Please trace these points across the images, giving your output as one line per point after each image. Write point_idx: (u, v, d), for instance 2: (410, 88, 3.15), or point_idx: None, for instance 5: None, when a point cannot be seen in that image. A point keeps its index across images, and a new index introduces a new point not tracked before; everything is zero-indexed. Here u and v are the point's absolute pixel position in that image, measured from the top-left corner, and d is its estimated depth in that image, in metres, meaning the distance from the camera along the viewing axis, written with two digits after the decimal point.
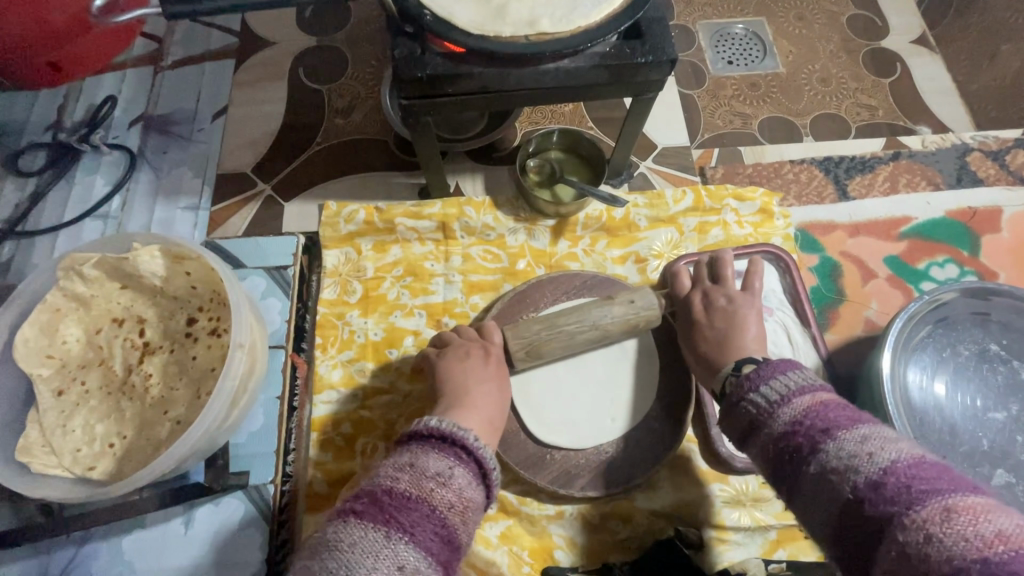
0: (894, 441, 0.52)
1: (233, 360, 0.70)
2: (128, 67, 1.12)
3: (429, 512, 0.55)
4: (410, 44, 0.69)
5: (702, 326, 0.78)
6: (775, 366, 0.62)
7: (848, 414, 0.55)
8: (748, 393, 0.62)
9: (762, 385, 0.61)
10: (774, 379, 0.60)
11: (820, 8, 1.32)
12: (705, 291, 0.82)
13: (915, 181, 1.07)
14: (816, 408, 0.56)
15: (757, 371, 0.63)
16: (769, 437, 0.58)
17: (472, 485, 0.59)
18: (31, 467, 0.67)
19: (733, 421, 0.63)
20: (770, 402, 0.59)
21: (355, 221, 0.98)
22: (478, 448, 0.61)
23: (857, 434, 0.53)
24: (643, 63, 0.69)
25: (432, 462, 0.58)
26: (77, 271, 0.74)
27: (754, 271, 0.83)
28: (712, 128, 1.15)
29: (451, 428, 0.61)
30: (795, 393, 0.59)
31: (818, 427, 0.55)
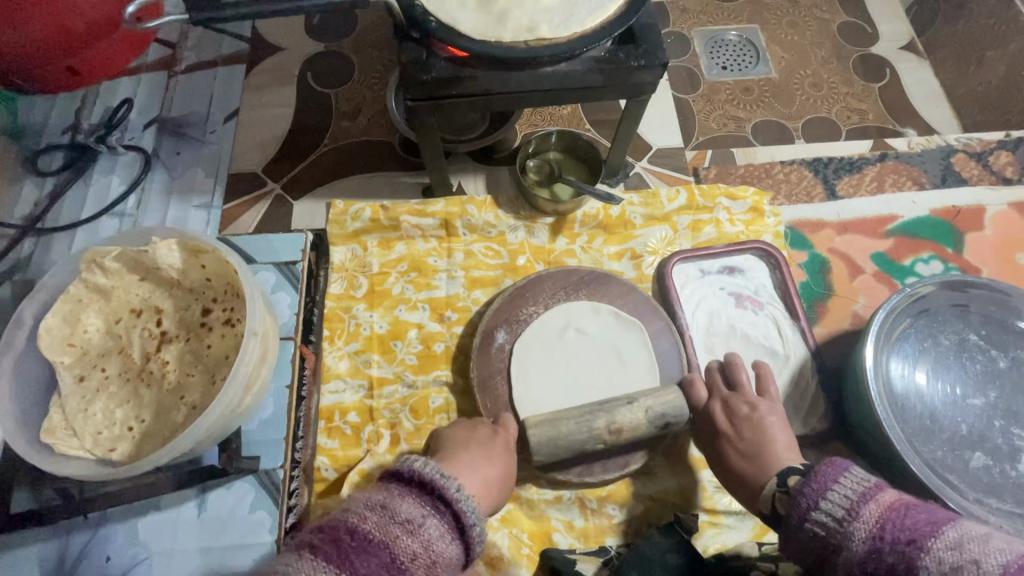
0: (986, 540, 0.51)
1: (246, 347, 0.74)
2: (143, 71, 1.17)
3: (389, 560, 0.54)
4: (416, 48, 0.73)
5: (730, 440, 0.77)
6: (823, 477, 0.61)
7: (927, 517, 0.54)
8: (808, 513, 0.60)
9: (821, 500, 0.60)
10: (832, 491, 0.60)
11: (811, 16, 1.37)
12: (725, 400, 0.81)
13: (901, 181, 1.11)
14: (888, 516, 0.55)
15: (807, 486, 0.62)
16: (855, 563, 0.56)
17: (443, 538, 0.57)
18: (55, 448, 0.70)
19: (801, 549, 0.61)
20: (839, 519, 0.58)
21: (361, 218, 1.02)
22: (458, 501, 0.59)
23: (948, 540, 0.52)
24: (636, 66, 0.73)
25: (405, 507, 0.57)
26: (98, 263, 0.78)
27: (761, 376, 0.84)
28: (706, 130, 1.19)
29: (433, 475, 0.60)
30: (860, 501, 0.58)
31: (902, 540, 0.53)
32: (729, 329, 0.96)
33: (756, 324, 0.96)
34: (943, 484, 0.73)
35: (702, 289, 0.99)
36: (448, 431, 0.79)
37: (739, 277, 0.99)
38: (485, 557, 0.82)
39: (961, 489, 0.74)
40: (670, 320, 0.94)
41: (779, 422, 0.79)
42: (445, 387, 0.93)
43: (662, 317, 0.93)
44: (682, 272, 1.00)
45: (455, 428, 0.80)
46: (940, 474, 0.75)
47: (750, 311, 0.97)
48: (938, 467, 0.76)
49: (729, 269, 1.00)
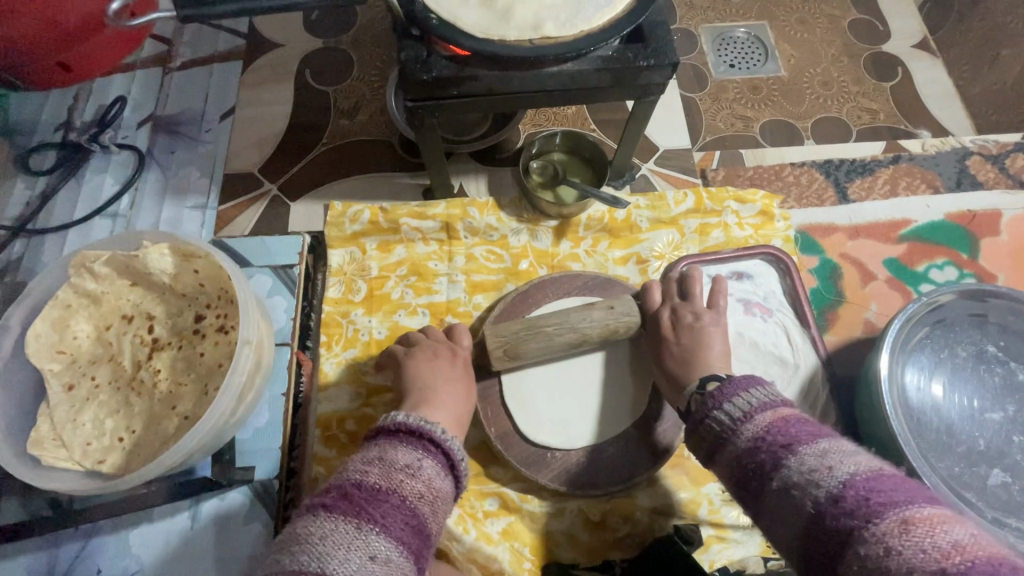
0: (851, 456, 0.54)
1: (240, 356, 0.71)
2: (137, 68, 1.14)
3: (399, 501, 0.56)
4: (416, 46, 0.70)
5: (670, 344, 0.79)
6: (737, 384, 0.65)
7: (808, 430, 0.58)
8: (712, 410, 0.65)
9: (725, 402, 0.64)
10: (736, 398, 0.64)
11: (822, 13, 1.33)
12: (673, 309, 0.82)
13: (914, 184, 1.08)
14: (778, 424, 0.59)
15: (720, 390, 0.66)
16: (734, 456, 0.61)
17: (439, 475, 0.61)
18: (42, 460, 0.68)
19: (699, 437, 0.66)
20: (734, 419, 0.62)
21: (360, 220, 0.99)
22: (445, 440, 0.63)
23: (817, 449, 0.56)
24: (645, 66, 0.70)
25: (401, 454, 0.60)
26: (87, 268, 0.75)
27: (719, 289, 0.84)
28: (714, 130, 1.16)
29: (419, 422, 0.64)
30: (758, 409, 0.62)
31: (780, 443, 0.58)
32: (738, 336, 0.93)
33: (766, 332, 0.93)
34: (959, 501, 0.71)
35: None
36: (410, 362, 0.80)
37: (748, 283, 0.97)
38: (485, 572, 0.79)
39: (979, 507, 0.72)
40: None
41: (720, 332, 0.80)
42: None
43: None
44: None
45: (414, 356, 0.81)
46: (957, 490, 0.73)
47: (760, 318, 0.94)
48: (955, 484, 0.73)
49: (738, 274, 0.97)
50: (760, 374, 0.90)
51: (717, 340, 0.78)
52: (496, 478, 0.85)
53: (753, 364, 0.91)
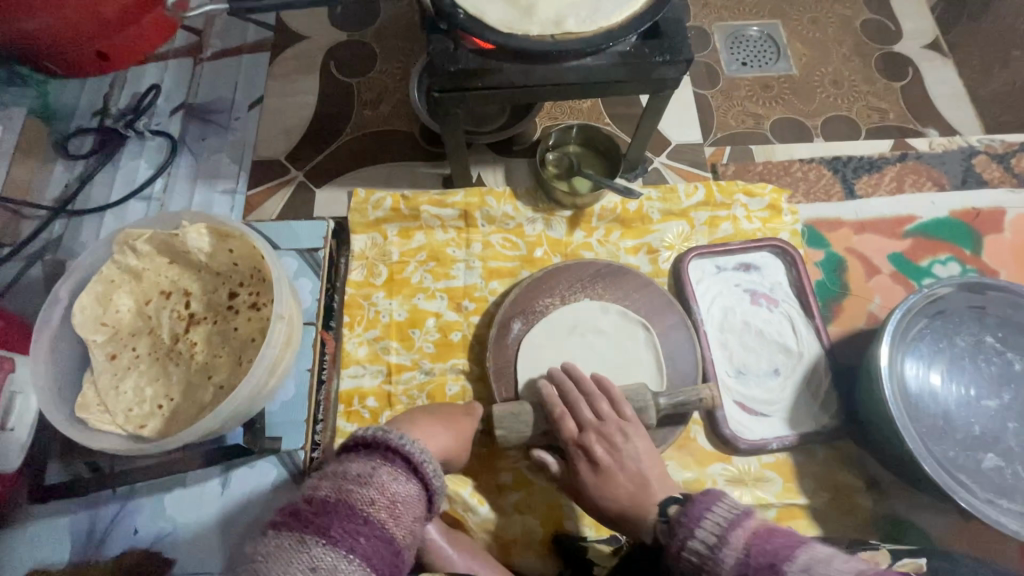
0: (830, 561, 0.51)
1: (274, 331, 0.76)
2: (169, 57, 1.18)
3: (348, 509, 0.55)
4: (443, 40, 0.74)
5: (611, 478, 0.76)
6: (696, 510, 0.62)
7: (785, 540, 0.54)
8: (685, 542, 0.61)
9: (696, 530, 0.61)
10: (701, 525, 0.60)
11: (834, 13, 1.35)
12: (598, 432, 0.79)
13: (921, 182, 1.10)
14: (754, 544, 0.56)
15: (685, 514, 0.63)
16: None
17: (398, 480, 0.60)
18: (89, 423, 0.73)
19: (682, 573, 0.61)
20: (710, 546, 0.58)
21: (382, 207, 1.03)
22: (403, 445, 0.62)
23: (800, 563, 0.51)
24: (661, 62, 0.74)
25: (355, 465, 0.60)
26: (131, 246, 0.80)
27: (620, 398, 0.81)
28: (724, 127, 1.19)
29: (375, 433, 0.63)
30: (729, 527, 0.58)
31: (763, 564, 0.53)
32: (743, 325, 0.97)
33: (770, 321, 0.97)
34: (953, 482, 0.75)
35: (718, 285, 1.00)
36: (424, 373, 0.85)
37: (755, 274, 1.00)
38: (499, 540, 0.85)
39: (972, 489, 0.75)
40: (685, 314, 0.95)
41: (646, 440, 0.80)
42: (462, 374, 0.95)
43: (677, 311, 0.94)
44: (698, 267, 1.00)
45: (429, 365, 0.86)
46: (952, 472, 0.76)
47: (765, 308, 0.98)
48: (950, 467, 0.77)
49: (745, 265, 1.01)
50: (764, 362, 0.94)
51: (647, 463, 0.77)
52: (509, 455, 0.89)
53: (756, 352, 0.95)
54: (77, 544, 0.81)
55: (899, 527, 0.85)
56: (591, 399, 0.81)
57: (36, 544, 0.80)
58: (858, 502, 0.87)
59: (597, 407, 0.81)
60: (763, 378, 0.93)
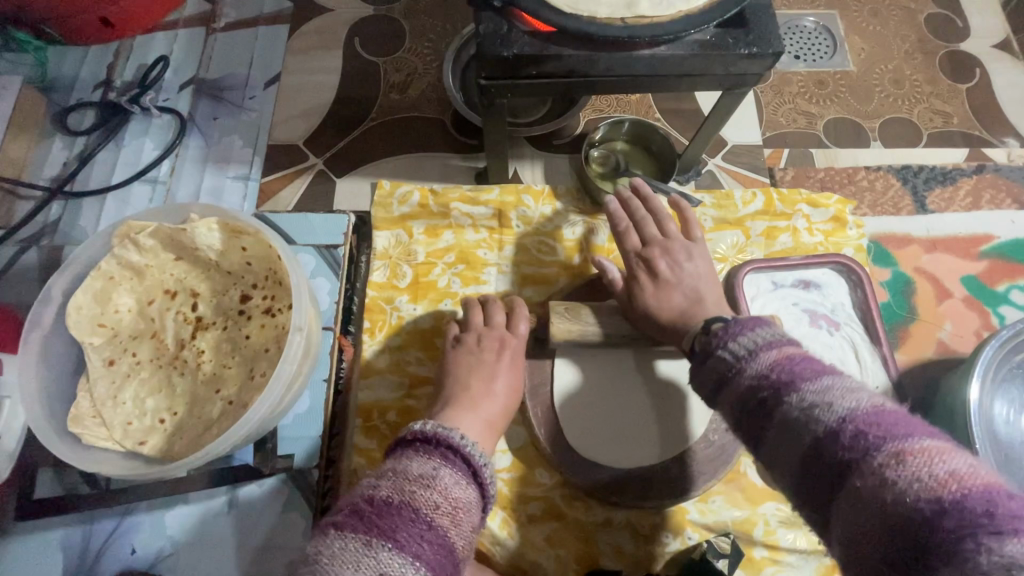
0: (852, 390, 0.48)
1: (291, 343, 0.68)
2: (179, 26, 1.08)
3: (412, 514, 0.52)
4: (496, 19, 0.65)
5: (677, 287, 0.75)
6: (743, 323, 0.56)
7: (813, 366, 0.51)
8: (728, 342, 0.56)
9: (731, 341, 0.56)
10: (750, 332, 0.55)
11: (897, 5, 1.24)
12: (662, 249, 0.78)
13: (998, 197, 1.01)
14: (786, 360, 0.51)
15: (725, 329, 0.58)
16: (737, 391, 0.53)
17: (459, 484, 0.56)
18: (82, 439, 0.66)
19: (702, 375, 0.58)
20: (738, 356, 0.54)
21: (409, 202, 0.95)
22: (464, 447, 0.58)
23: (821, 385, 0.48)
24: (746, 54, 0.64)
25: (415, 465, 0.56)
26: (132, 239, 0.72)
27: (689, 219, 0.81)
28: (775, 125, 1.09)
29: (435, 429, 0.59)
30: (767, 344, 0.53)
31: (783, 378, 0.50)
32: None
33: (831, 346, 0.88)
34: None
35: (774, 303, 0.90)
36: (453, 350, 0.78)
37: (815, 293, 0.91)
38: None
39: None
40: None
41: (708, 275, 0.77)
42: None
43: None
44: (753, 282, 0.91)
45: (457, 345, 0.78)
46: None
47: (825, 331, 0.89)
48: None
49: (805, 283, 0.92)
50: None
51: (706, 280, 0.76)
52: (541, 482, 0.81)
53: None
54: (68, 563, 0.74)
55: None
56: (650, 195, 0.83)
57: (24, 561, 0.73)
58: None
59: (660, 222, 0.81)
60: None
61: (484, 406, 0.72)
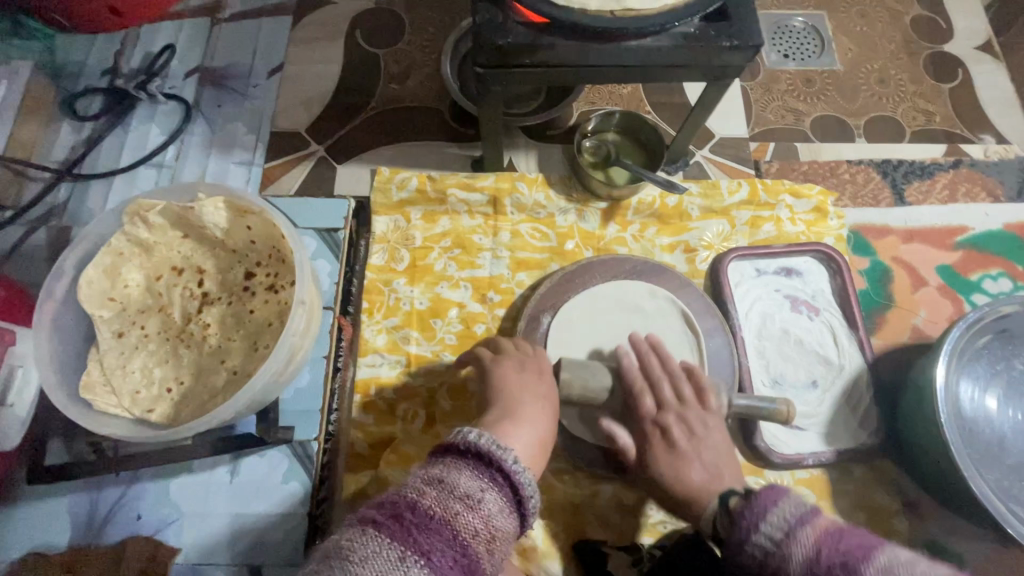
0: (916, 566, 0.48)
1: (294, 317, 0.71)
2: (185, 16, 1.11)
3: (450, 536, 0.51)
4: (492, 10, 0.68)
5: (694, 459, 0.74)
6: (763, 499, 0.59)
7: (860, 541, 0.52)
8: (749, 534, 0.58)
9: (760, 523, 0.58)
10: (767, 519, 0.57)
11: (883, 6, 1.28)
12: (678, 415, 0.77)
13: (974, 191, 1.06)
14: (825, 542, 0.53)
15: (747, 508, 0.60)
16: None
17: (502, 514, 0.54)
18: (93, 405, 0.69)
19: (736, 559, 0.59)
20: (775, 541, 0.56)
21: (407, 188, 0.97)
22: (516, 474, 0.55)
23: (879, 565, 0.49)
24: (728, 47, 0.68)
25: (464, 481, 0.54)
26: (142, 217, 0.75)
27: (705, 386, 0.78)
28: (762, 121, 1.13)
29: (490, 447, 0.56)
30: (797, 527, 0.55)
31: (835, 562, 0.51)
32: (783, 333, 0.92)
33: (811, 330, 0.92)
34: (1007, 513, 0.71)
35: (758, 289, 0.94)
36: (498, 369, 0.74)
37: (797, 280, 0.95)
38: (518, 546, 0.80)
39: None
40: (724, 318, 0.89)
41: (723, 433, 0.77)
42: None
43: (715, 315, 0.88)
44: (738, 269, 0.95)
45: (502, 364, 0.75)
46: (1005, 502, 0.73)
47: (806, 316, 0.93)
48: (1004, 496, 0.73)
49: (787, 270, 0.96)
50: (803, 373, 0.89)
51: (724, 457, 0.75)
52: None
53: (796, 362, 0.90)
54: (77, 528, 0.77)
55: (935, 552, 0.82)
56: (664, 353, 0.81)
57: (34, 525, 0.76)
58: (894, 525, 0.83)
59: (669, 363, 0.80)
60: (801, 390, 0.88)
61: (528, 423, 0.67)
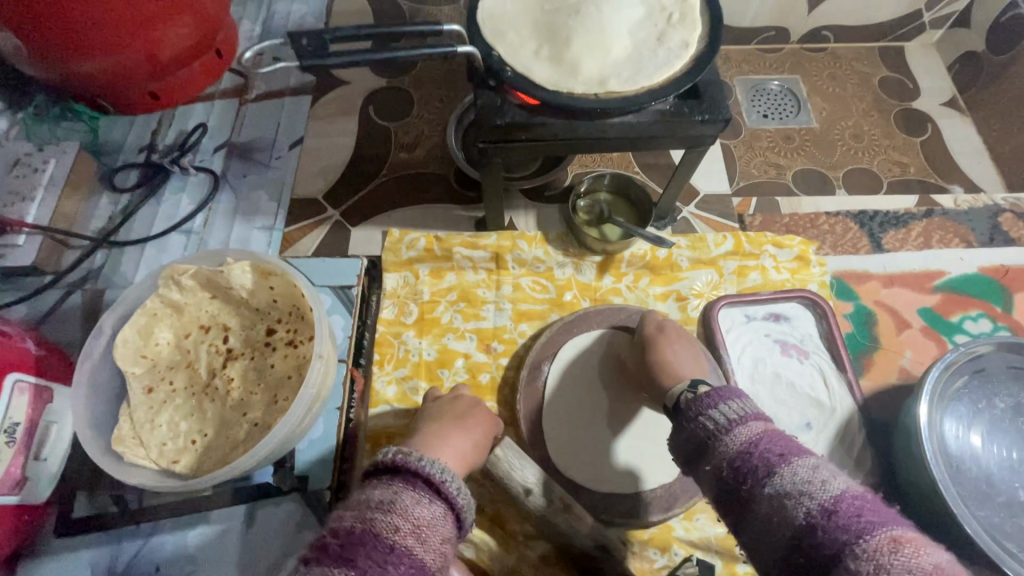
0: (838, 473, 0.55)
1: (313, 370, 0.77)
2: (216, 98, 1.24)
3: (373, 540, 0.52)
4: (491, 94, 0.78)
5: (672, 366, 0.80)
6: (722, 394, 0.65)
7: (796, 444, 0.58)
8: (706, 412, 0.64)
9: (718, 406, 0.63)
10: (722, 405, 0.63)
11: (853, 70, 1.40)
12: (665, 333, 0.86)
13: (948, 238, 1.12)
14: (769, 432, 0.59)
15: (706, 397, 0.66)
16: (711, 479, 0.61)
17: (420, 504, 0.56)
18: (123, 457, 0.74)
19: (682, 442, 0.66)
20: (722, 424, 0.61)
21: (416, 247, 1.05)
22: (422, 467, 0.58)
23: (809, 462, 0.56)
24: (700, 121, 0.77)
25: (377, 493, 0.57)
26: (176, 280, 0.82)
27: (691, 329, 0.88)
28: (746, 176, 1.21)
29: (396, 456, 0.59)
30: (749, 416, 0.61)
31: (772, 450, 0.57)
32: (774, 376, 0.96)
33: (802, 373, 0.96)
34: (1000, 550, 0.72)
35: (748, 334, 0.99)
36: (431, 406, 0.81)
37: (785, 325, 1.00)
38: None
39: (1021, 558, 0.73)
40: (717, 363, 0.94)
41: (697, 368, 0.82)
42: None
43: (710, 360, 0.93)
44: (728, 316, 1.00)
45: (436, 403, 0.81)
46: (998, 540, 0.74)
47: (796, 359, 0.97)
48: (996, 534, 0.75)
49: (775, 316, 1.01)
50: (796, 415, 0.93)
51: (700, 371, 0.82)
52: None
53: (788, 405, 0.94)
54: None
55: None
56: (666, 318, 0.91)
57: None
58: None
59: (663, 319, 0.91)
60: (794, 432, 0.92)
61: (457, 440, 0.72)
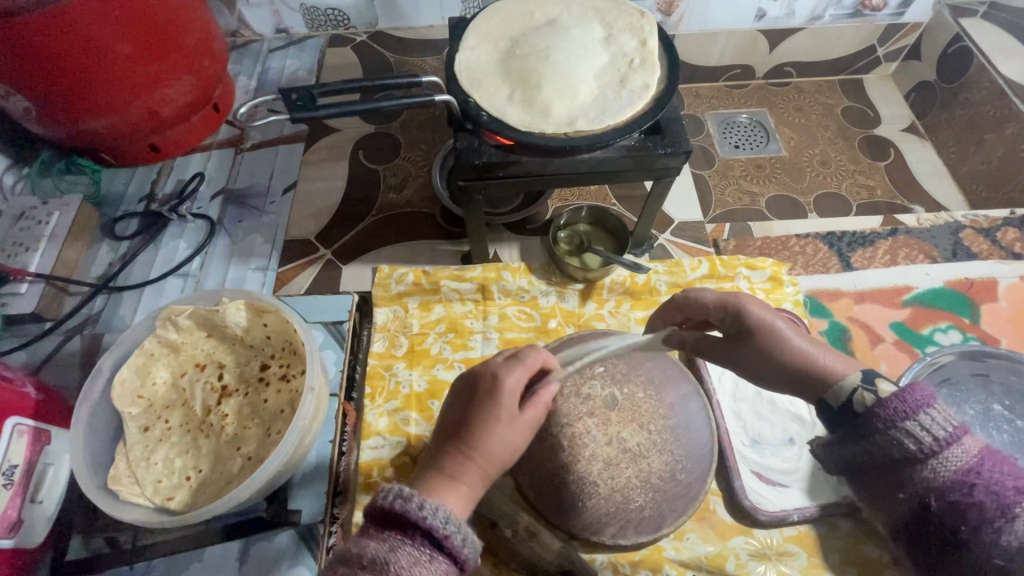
0: None
1: (305, 402, 0.80)
2: (213, 148, 1.31)
3: None
4: (469, 137, 0.84)
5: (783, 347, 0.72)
6: (917, 403, 0.59)
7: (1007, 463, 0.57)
8: (907, 428, 0.59)
9: (918, 418, 0.58)
10: (926, 421, 0.58)
11: (816, 102, 1.49)
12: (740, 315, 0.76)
13: (913, 255, 1.17)
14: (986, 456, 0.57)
15: (901, 408, 0.60)
16: (913, 502, 0.59)
17: (417, 562, 0.53)
18: (119, 495, 0.75)
19: (872, 453, 0.62)
20: (931, 447, 0.58)
21: (404, 282, 1.09)
22: (425, 520, 0.54)
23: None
24: (663, 154, 0.83)
25: (372, 546, 0.54)
26: (173, 320, 0.85)
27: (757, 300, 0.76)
28: (723, 204, 1.28)
29: (396, 504, 0.55)
30: (960, 435, 0.58)
31: (994, 480, 0.56)
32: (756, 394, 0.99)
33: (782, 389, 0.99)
34: None
35: None
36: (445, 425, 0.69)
37: None
38: None
39: None
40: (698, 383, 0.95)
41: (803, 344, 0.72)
42: None
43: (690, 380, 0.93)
44: None
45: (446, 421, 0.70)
46: None
47: None
48: None
49: None
50: (778, 431, 0.95)
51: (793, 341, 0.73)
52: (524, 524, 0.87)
53: (771, 422, 0.96)
54: None
55: None
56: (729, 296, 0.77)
57: None
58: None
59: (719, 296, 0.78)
60: (778, 448, 0.94)
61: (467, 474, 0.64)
